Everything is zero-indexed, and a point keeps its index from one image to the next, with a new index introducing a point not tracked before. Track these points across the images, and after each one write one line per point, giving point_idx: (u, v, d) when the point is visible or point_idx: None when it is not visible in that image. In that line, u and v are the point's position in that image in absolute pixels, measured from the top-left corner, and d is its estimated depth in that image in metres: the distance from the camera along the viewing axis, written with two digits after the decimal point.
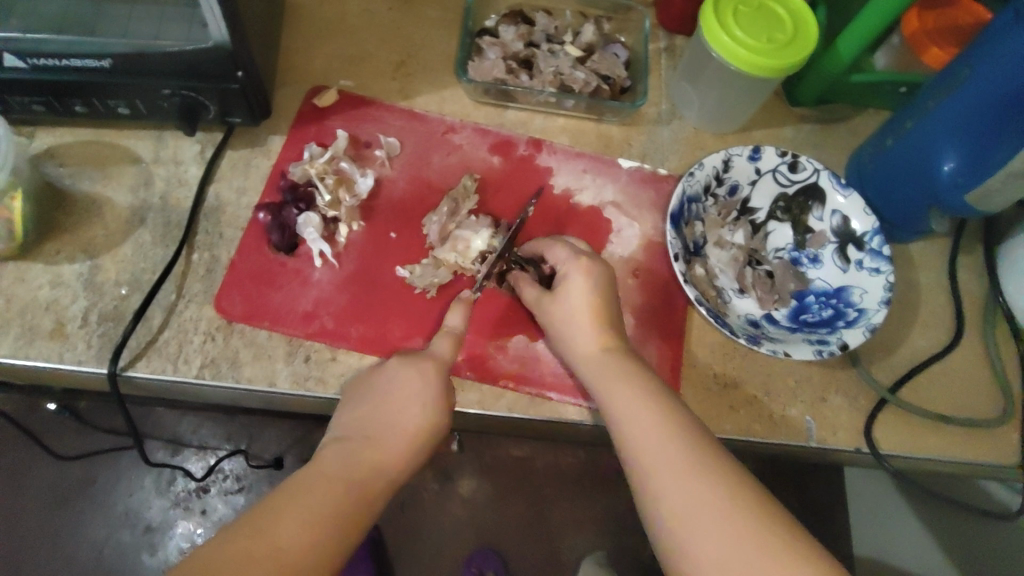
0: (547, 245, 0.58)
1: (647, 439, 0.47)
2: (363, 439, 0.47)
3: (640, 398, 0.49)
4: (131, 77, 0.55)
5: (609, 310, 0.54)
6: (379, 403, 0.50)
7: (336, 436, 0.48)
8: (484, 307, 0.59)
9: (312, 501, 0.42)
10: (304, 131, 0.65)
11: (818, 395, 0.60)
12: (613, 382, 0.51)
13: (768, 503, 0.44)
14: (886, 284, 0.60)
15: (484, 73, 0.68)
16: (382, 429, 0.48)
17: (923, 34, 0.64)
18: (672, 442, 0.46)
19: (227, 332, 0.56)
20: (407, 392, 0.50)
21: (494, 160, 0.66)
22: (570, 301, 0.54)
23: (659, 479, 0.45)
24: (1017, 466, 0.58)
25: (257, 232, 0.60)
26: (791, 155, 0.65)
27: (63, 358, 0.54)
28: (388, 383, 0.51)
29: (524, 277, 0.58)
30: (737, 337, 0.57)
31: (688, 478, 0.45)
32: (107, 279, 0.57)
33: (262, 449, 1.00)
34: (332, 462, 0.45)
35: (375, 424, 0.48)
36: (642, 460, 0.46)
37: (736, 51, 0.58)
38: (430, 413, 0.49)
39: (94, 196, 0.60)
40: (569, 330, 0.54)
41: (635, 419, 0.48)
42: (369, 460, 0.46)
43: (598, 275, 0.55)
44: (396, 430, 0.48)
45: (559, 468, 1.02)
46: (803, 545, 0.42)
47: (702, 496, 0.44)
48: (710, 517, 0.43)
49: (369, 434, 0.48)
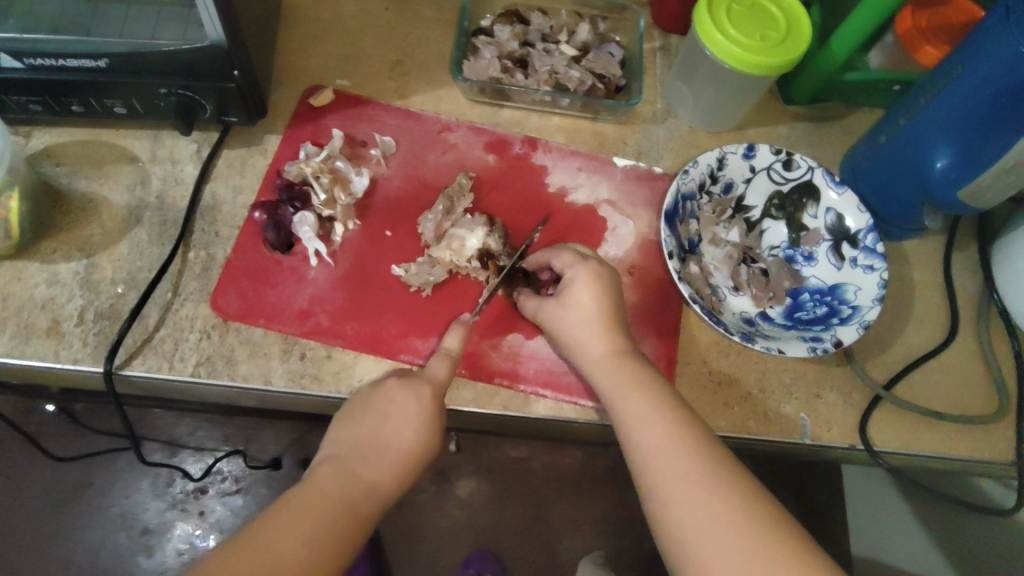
0: (552, 252, 0.57)
1: (659, 450, 0.47)
2: (363, 452, 0.48)
3: (651, 408, 0.49)
4: (128, 77, 0.55)
5: (613, 312, 0.54)
6: (379, 415, 0.50)
7: (336, 452, 0.48)
8: (486, 313, 0.59)
9: (311, 517, 0.43)
10: (299, 130, 0.65)
11: (812, 391, 0.60)
12: (623, 390, 0.50)
13: (778, 513, 0.44)
14: (880, 282, 0.61)
15: (479, 71, 0.68)
16: (383, 442, 0.49)
17: (917, 31, 0.65)
18: (682, 450, 0.46)
19: (223, 329, 0.56)
20: (406, 406, 0.50)
21: (489, 159, 0.66)
22: (574, 298, 0.54)
23: (671, 491, 0.45)
24: (1009, 463, 0.59)
25: (253, 231, 0.60)
26: (785, 152, 0.65)
27: (59, 356, 0.54)
28: (392, 397, 0.51)
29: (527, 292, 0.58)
30: (731, 334, 0.57)
31: (701, 491, 0.45)
32: (103, 278, 0.57)
33: (259, 451, 1.00)
34: (332, 477, 0.46)
35: (376, 437, 0.49)
36: (654, 471, 0.46)
37: (729, 50, 0.58)
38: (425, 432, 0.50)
39: (90, 195, 0.60)
40: (572, 329, 0.54)
41: (646, 429, 0.48)
42: (367, 474, 0.47)
43: (603, 278, 0.55)
44: (395, 449, 0.49)
45: (557, 469, 1.02)
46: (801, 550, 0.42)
47: (710, 503, 0.44)
48: (723, 530, 0.43)
49: (370, 448, 0.48)
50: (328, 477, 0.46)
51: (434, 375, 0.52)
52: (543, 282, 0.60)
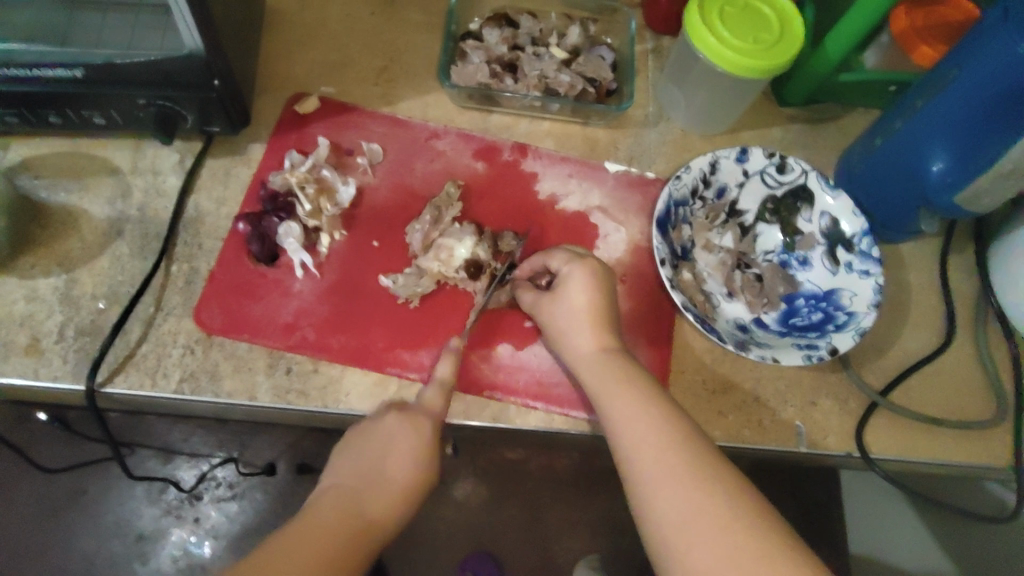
0: (547, 252, 0.57)
1: (645, 446, 0.46)
2: (343, 507, 0.45)
3: (638, 403, 0.48)
4: (105, 88, 0.54)
5: (607, 314, 0.53)
6: (367, 465, 0.47)
7: (340, 481, 0.47)
8: (484, 325, 0.58)
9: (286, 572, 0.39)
10: (285, 139, 0.64)
11: (808, 399, 0.59)
12: (610, 387, 0.50)
13: (763, 509, 0.43)
14: (876, 287, 0.60)
15: (467, 77, 0.67)
16: (360, 501, 0.45)
17: (912, 31, 0.63)
18: (671, 449, 0.45)
19: (206, 345, 0.55)
20: (406, 445, 0.49)
21: (478, 166, 0.65)
22: (572, 302, 0.53)
23: (658, 488, 0.44)
24: (1009, 469, 0.58)
25: (236, 243, 0.59)
26: (779, 156, 0.64)
27: (38, 374, 0.53)
28: (381, 447, 0.48)
29: (523, 289, 0.57)
30: (724, 343, 0.56)
31: (686, 488, 0.43)
32: (83, 293, 0.56)
33: (254, 457, 0.98)
34: (308, 531, 0.42)
35: (359, 491, 0.46)
36: (639, 465, 0.46)
37: (720, 52, 0.57)
38: (421, 464, 0.48)
39: (70, 208, 0.59)
40: (567, 335, 0.53)
41: (636, 425, 0.47)
42: (350, 524, 0.44)
43: (599, 275, 0.54)
44: (394, 484, 0.47)
45: (553, 470, 1.00)
46: (797, 550, 0.41)
47: (702, 504, 0.43)
48: (708, 526, 0.42)
49: (349, 508, 0.45)
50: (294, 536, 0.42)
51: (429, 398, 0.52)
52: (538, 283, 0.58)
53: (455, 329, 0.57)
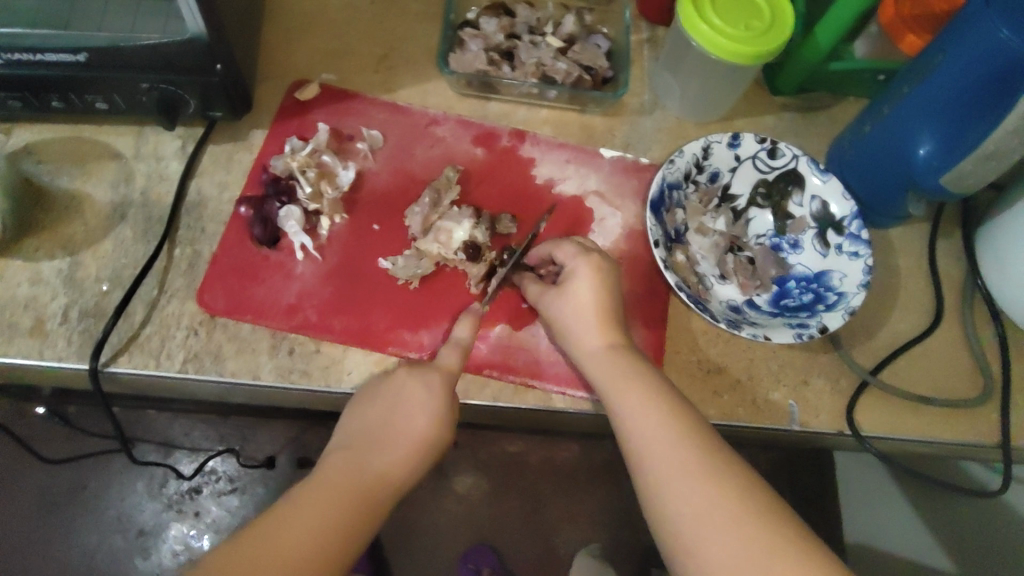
0: (554, 242, 0.58)
1: (656, 443, 0.47)
2: (352, 461, 0.47)
3: (648, 400, 0.49)
4: (108, 72, 0.55)
5: (612, 311, 0.54)
6: (379, 419, 0.49)
7: (350, 437, 0.49)
8: (497, 310, 0.59)
9: (306, 518, 0.43)
10: (285, 124, 0.65)
11: (801, 378, 0.60)
12: (619, 383, 0.50)
13: (772, 505, 0.44)
14: (866, 268, 0.61)
15: (465, 64, 0.68)
16: (373, 449, 0.48)
17: (901, 21, 0.64)
18: (682, 446, 0.46)
19: (209, 326, 0.56)
20: (416, 397, 0.50)
21: (476, 152, 0.66)
22: (580, 294, 0.54)
23: (671, 485, 0.45)
24: (995, 446, 0.59)
25: (238, 226, 0.60)
26: (770, 142, 0.65)
27: (43, 355, 0.53)
28: (392, 402, 0.50)
29: (530, 276, 0.58)
30: (717, 321, 0.57)
31: (697, 485, 0.45)
32: (87, 276, 0.57)
33: (256, 451, 0.99)
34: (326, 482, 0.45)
35: (373, 445, 0.48)
36: (651, 464, 0.46)
37: (713, 38, 0.58)
38: (435, 417, 0.49)
39: (73, 192, 0.59)
40: (573, 324, 0.54)
41: (646, 421, 0.48)
42: (363, 477, 0.46)
43: (604, 270, 0.55)
44: (408, 435, 0.49)
45: (554, 463, 1.02)
46: (809, 541, 0.43)
47: (716, 502, 0.44)
48: (723, 522, 0.43)
49: (360, 460, 0.47)
50: (288, 526, 0.42)
51: (444, 374, 0.52)
52: (546, 272, 0.59)
53: (448, 315, 0.58)
